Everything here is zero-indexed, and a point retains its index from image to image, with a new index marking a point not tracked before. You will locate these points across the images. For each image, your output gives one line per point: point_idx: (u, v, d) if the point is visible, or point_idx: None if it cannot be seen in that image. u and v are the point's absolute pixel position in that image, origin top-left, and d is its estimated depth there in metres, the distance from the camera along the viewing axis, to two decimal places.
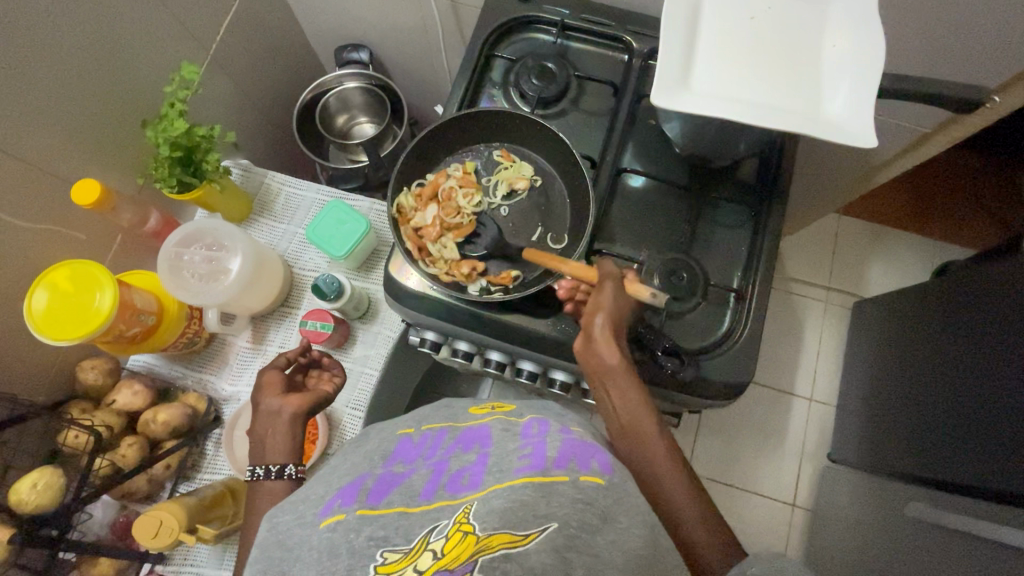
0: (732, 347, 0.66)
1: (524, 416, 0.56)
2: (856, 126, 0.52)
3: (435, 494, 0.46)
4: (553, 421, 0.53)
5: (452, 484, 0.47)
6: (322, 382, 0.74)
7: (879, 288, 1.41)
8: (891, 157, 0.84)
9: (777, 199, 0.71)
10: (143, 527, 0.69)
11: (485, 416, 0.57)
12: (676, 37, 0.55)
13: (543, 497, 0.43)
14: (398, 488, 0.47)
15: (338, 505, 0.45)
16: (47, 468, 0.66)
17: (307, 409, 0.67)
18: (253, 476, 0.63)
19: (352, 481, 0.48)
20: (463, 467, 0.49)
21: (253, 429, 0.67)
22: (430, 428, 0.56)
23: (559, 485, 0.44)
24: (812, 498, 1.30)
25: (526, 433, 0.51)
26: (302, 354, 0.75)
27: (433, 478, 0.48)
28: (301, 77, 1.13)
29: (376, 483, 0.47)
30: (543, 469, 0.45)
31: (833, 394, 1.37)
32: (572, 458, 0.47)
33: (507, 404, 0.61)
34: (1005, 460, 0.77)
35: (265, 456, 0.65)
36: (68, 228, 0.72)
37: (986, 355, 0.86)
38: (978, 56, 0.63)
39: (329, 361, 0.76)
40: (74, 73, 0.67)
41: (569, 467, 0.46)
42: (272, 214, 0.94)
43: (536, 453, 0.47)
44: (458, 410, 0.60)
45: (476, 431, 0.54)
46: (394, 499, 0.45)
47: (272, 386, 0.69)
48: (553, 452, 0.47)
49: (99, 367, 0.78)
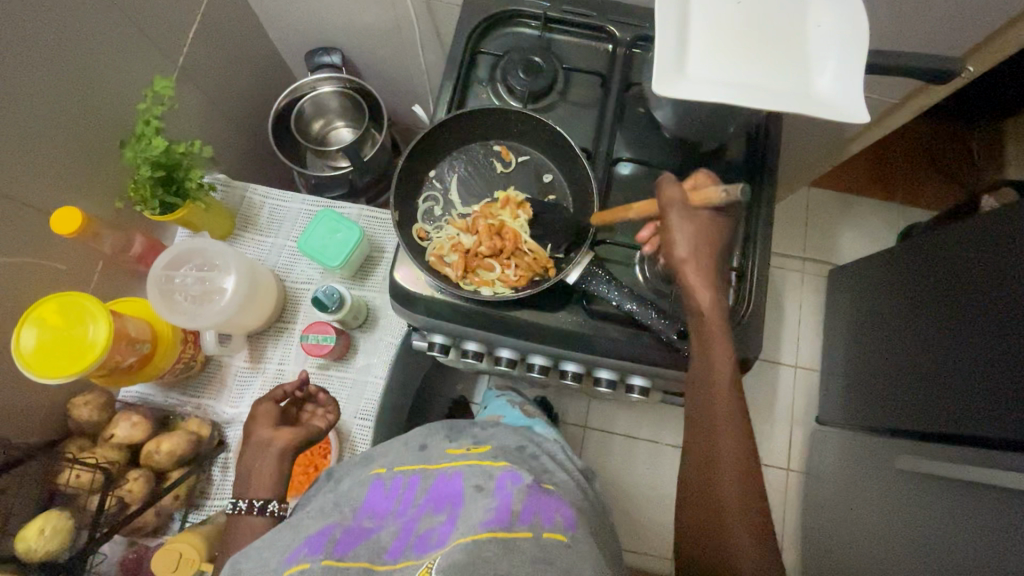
0: (738, 325, 0.68)
1: (498, 464, 0.56)
2: (847, 102, 0.55)
3: (401, 554, 0.48)
4: (524, 475, 0.55)
5: (420, 545, 0.48)
6: (316, 418, 0.74)
7: (851, 254, 1.47)
8: (864, 128, 0.87)
9: (767, 175, 0.73)
10: (162, 564, 0.66)
11: (458, 460, 0.59)
12: (670, 25, 0.56)
13: (503, 553, 0.44)
14: (365, 542, 0.49)
15: (303, 554, 0.47)
16: (53, 512, 0.64)
17: (295, 445, 0.68)
18: (236, 509, 0.64)
19: (319, 530, 0.50)
20: (432, 528, 0.50)
21: (241, 460, 0.68)
22: (403, 472, 0.58)
23: (521, 542, 0.46)
24: (805, 460, 1.36)
25: (498, 490, 0.52)
26: (300, 388, 0.74)
27: (402, 536, 0.50)
28: (270, 84, 1.09)
29: (344, 533, 0.50)
30: (507, 524, 0.47)
31: (816, 359, 1.43)
32: (537, 514, 0.49)
33: (484, 445, 0.64)
34: (984, 407, 0.82)
35: (250, 489, 0.65)
36: (50, 261, 0.69)
37: (958, 314, 0.91)
38: (944, 30, 0.65)
39: (325, 397, 0.75)
40: (43, 98, 0.64)
41: (533, 523, 0.48)
42: (257, 228, 0.92)
43: (501, 506, 0.49)
44: (434, 451, 0.62)
45: (449, 482, 0.55)
46: (360, 553, 0.48)
47: (265, 418, 0.70)
48: (519, 505, 0.50)
49: (93, 403, 0.74)
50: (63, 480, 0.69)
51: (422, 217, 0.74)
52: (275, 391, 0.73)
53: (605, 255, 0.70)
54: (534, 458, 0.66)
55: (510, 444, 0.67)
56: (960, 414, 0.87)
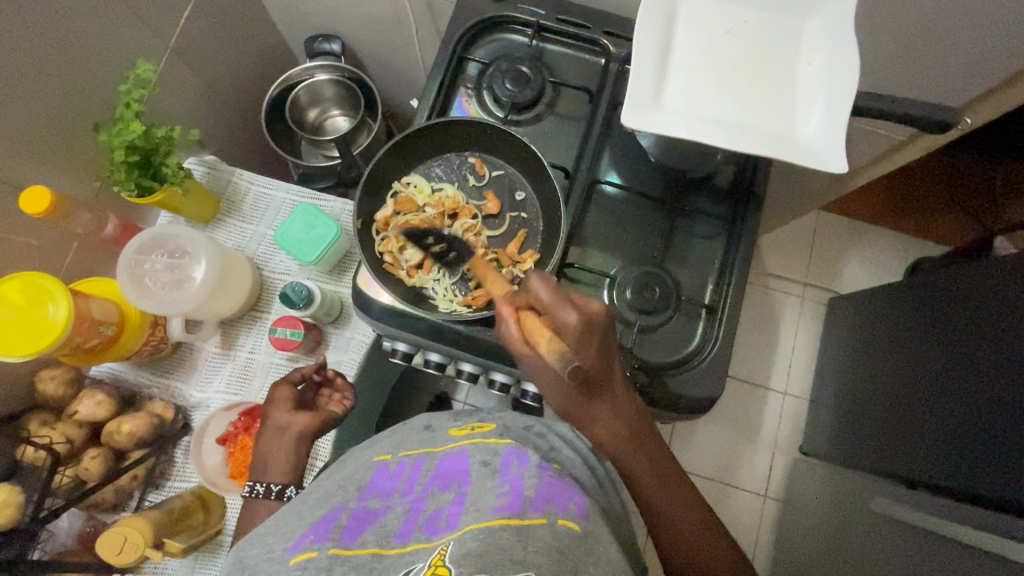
0: (702, 362, 0.66)
1: (505, 442, 0.53)
2: (829, 148, 0.52)
3: (411, 536, 0.45)
4: (533, 453, 0.51)
5: (429, 527, 0.46)
6: (332, 403, 0.74)
7: (855, 284, 1.43)
8: (868, 163, 0.83)
9: (752, 208, 0.70)
10: (107, 548, 0.68)
11: (462, 438, 0.56)
12: (650, 53, 0.53)
13: (519, 541, 0.41)
14: (373, 526, 0.47)
15: (309, 542, 0.45)
16: (5, 486, 0.65)
17: (313, 429, 0.68)
18: (252, 493, 0.64)
19: (325, 516, 0.48)
20: (439, 507, 0.47)
21: (257, 443, 0.67)
22: (409, 455, 0.55)
23: (535, 529, 0.43)
24: (784, 489, 1.34)
25: (505, 469, 0.49)
26: (317, 371, 0.75)
27: (409, 518, 0.47)
28: (269, 67, 1.08)
29: (350, 519, 0.48)
30: (519, 512, 0.43)
31: (806, 388, 1.40)
32: (549, 500, 0.45)
33: (488, 422, 0.59)
34: (957, 463, 0.80)
35: (266, 473, 0.65)
36: (23, 237, 0.69)
37: (947, 364, 0.87)
38: (949, 78, 0.62)
39: (342, 382, 0.76)
40: (22, 76, 0.64)
41: (547, 509, 0.44)
42: (240, 215, 0.92)
43: (513, 491, 0.45)
44: (438, 432, 0.59)
45: (454, 461, 0.52)
46: (368, 539, 0.45)
47: (281, 402, 0.70)
48: (530, 491, 0.46)
49: (60, 377, 0.76)
50: (20, 454, 0.70)
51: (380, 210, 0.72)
52: (292, 375, 0.73)
53: (573, 278, 0.69)
54: (541, 436, 0.59)
55: (516, 423, 0.60)
56: (935, 466, 0.84)
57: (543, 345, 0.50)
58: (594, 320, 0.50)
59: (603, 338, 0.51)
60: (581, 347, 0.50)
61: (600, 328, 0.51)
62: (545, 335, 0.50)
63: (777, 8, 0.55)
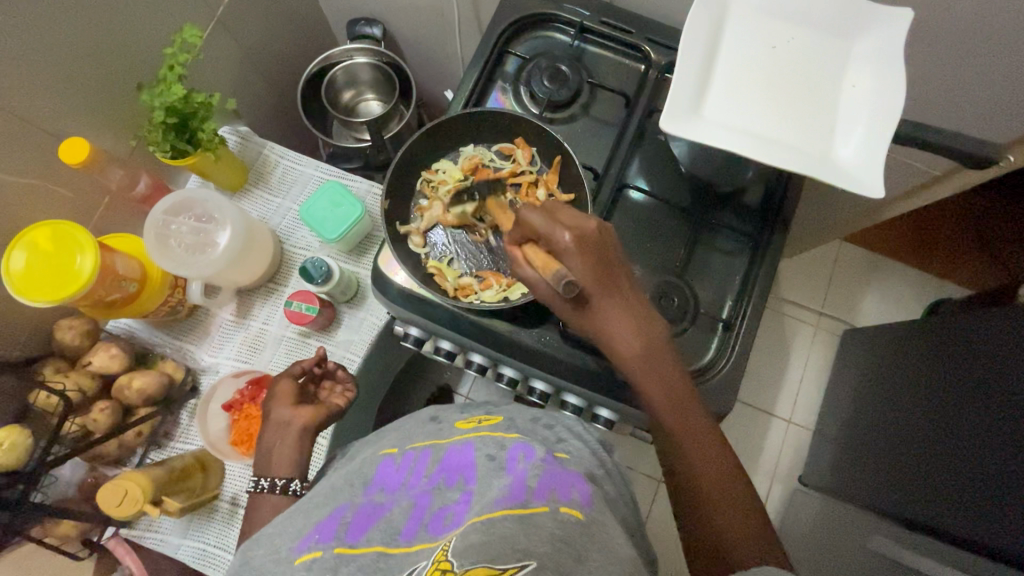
0: (714, 378, 0.66)
1: (511, 435, 0.53)
2: (868, 172, 0.51)
3: (416, 536, 0.45)
4: (538, 446, 0.51)
5: (434, 525, 0.46)
6: (336, 396, 0.71)
7: (871, 319, 1.41)
8: (899, 197, 0.82)
9: (778, 228, 0.69)
10: (107, 500, 0.69)
11: (468, 433, 0.55)
12: (694, 62, 0.53)
13: (522, 529, 0.41)
14: (379, 524, 0.46)
15: (315, 541, 0.45)
16: (16, 427, 0.66)
17: (318, 422, 0.65)
18: (258, 488, 0.60)
19: (331, 513, 0.48)
20: (445, 506, 0.47)
21: (260, 441, 0.64)
22: (414, 447, 0.55)
23: (538, 518, 0.43)
24: (779, 518, 1.32)
25: (511, 463, 0.49)
26: (317, 365, 0.72)
27: (415, 515, 0.47)
28: (309, 45, 1.10)
29: (356, 517, 0.47)
30: (522, 501, 0.44)
31: (812, 418, 1.38)
32: (553, 489, 0.46)
33: (494, 415, 0.59)
34: (955, 506, 0.78)
35: (271, 468, 0.62)
36: (56, 186, 0.71)
37: (953, 404, 0.86)
38: (994, 115, 0.61)
39: (343, 374, 0.73)
40: (73, 29, 0.65)
41: (550, 498, 0.45)
42: (267, 187, 0.93)
43: (516, 482, 0.46)
44: (445, 425, 0.58)
45: (460, 454, 0.52)
46: (374, 537, 0.45)
47: (284, 396, 0.66)
48: (533, 482, 0.46)
49: (77, 327, 0.78)
50: (32, 399, 0.72)
51: (418, 201, 0.74)
52: (291, 369, 0.71)
53: None
54: (549, 428, 0.58)
55: (522, 415, 0.60)
56: (936, 508, 0.82)
57: (548, 271, 0.53)
58: (587, 233, 0.54)
59: (597, 251, 0.54)
60: (574, 260, 0.53)
61: (596, 241, 0.54)
62: (548, 260, 0.54)
63: (826, 27, 0.54)
